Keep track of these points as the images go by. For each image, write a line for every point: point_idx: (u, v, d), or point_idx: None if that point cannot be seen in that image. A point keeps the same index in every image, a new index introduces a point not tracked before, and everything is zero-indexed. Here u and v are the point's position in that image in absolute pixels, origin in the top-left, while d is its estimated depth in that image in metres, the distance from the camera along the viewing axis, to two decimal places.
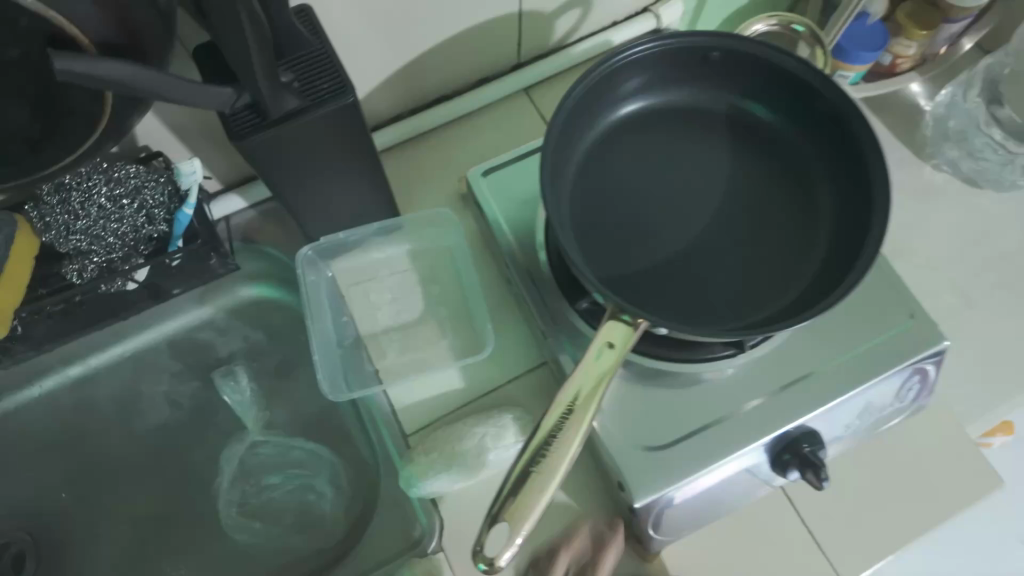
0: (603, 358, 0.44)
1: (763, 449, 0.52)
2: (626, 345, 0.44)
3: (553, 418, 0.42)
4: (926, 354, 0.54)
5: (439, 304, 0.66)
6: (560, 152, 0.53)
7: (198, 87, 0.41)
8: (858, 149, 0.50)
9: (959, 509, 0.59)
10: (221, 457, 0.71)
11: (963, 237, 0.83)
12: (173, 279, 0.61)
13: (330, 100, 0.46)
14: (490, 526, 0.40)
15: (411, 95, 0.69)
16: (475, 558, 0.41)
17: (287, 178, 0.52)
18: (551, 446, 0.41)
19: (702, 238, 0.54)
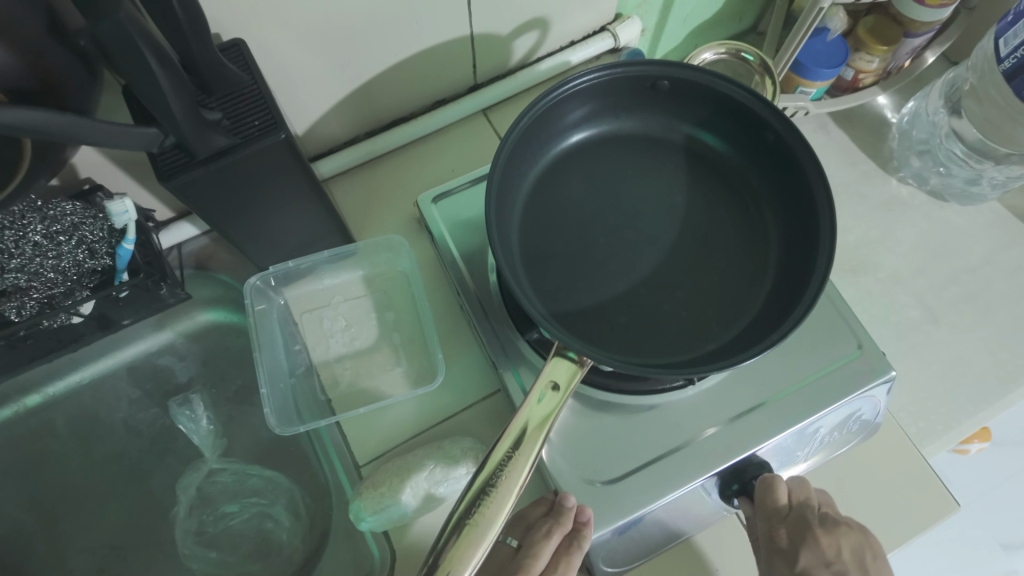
0: (547, 401, 0.44)
1: (713, 481, 0.52)
2: (569, 388, 0.45)
3: (499, 454, 0.43)
4: (876, 384, 0.53)
5: (393, 330, 0.65)
6: (508, 182, 0.53)
7: (119, 130, 0.41)
8: (802, 178, 0.50)
9: (915, 534, 0.58)
10: (178, 485, 0.70)
11: (928, 251, 0.83)
12: (122, 309, 0.61)
13: (262, 138, 0.45)
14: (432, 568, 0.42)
15: (366, 119, 0.69)
16: None
17: (226, 214, 0.51)
18: (493, 489, 0.42)
19: (651, 268, 0.53)
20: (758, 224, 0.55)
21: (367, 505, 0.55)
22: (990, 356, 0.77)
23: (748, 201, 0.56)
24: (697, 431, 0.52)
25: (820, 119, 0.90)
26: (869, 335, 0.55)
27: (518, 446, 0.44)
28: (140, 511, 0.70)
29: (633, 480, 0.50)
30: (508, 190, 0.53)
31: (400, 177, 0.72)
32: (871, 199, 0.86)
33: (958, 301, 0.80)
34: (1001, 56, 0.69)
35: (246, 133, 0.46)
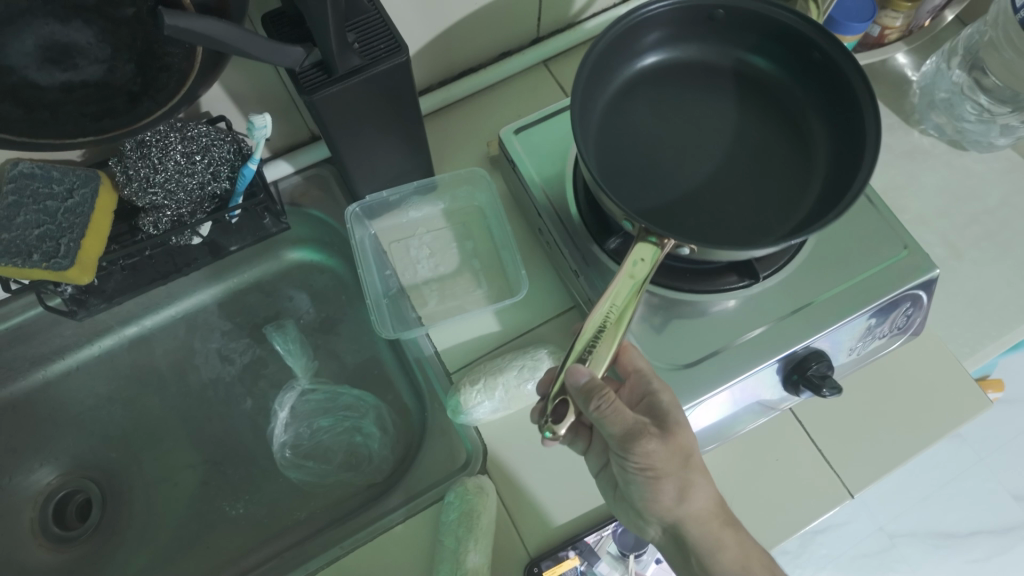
0: (635, 274, 0.50)
1: (775, 368, 0.58)
2: (654, 263, 0.50)
3: (588, 336, 0.49)
4: (919, 281, 0.59)
5: (473, 257, 0.71)
6: (586, 102, 0.59)
7: (273, 45, 0.47)
8: (850, 92, 0.56)
9: (952, 428, 0.64)
10: (271, 405, 0.76)
11: (950, 194, 0.89)
12: (231, 235, 0.68)
13: (389, 59, 0.51)
14: (554, 402, 0.48)
15: (441, 68, 0.75)
16: (541, 428, 0.48)
17: (343, 134, 0.57)
18: (593, 350, 0.49)
19: (714, 174, 0.60)
20: (807, 138, 0.61)
21: (462, 402, 0.61)
22: (1011, 287, 0.84)
23: (798, 119, 0.62)
24: (744, 330, 0.58)
25: None
26: (912, 239, 0.61)
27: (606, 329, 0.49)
28: (235, 431, 0.76)
29: (706, 365, 0.57)
30: (585, 109, 0.59)
31: (470, 121, 0.77)
32: (896, 148, 0.93)
33: (980, 239, 0.87)
34: (1018, 5, 0.76)
35: (373, 55, 0.52)
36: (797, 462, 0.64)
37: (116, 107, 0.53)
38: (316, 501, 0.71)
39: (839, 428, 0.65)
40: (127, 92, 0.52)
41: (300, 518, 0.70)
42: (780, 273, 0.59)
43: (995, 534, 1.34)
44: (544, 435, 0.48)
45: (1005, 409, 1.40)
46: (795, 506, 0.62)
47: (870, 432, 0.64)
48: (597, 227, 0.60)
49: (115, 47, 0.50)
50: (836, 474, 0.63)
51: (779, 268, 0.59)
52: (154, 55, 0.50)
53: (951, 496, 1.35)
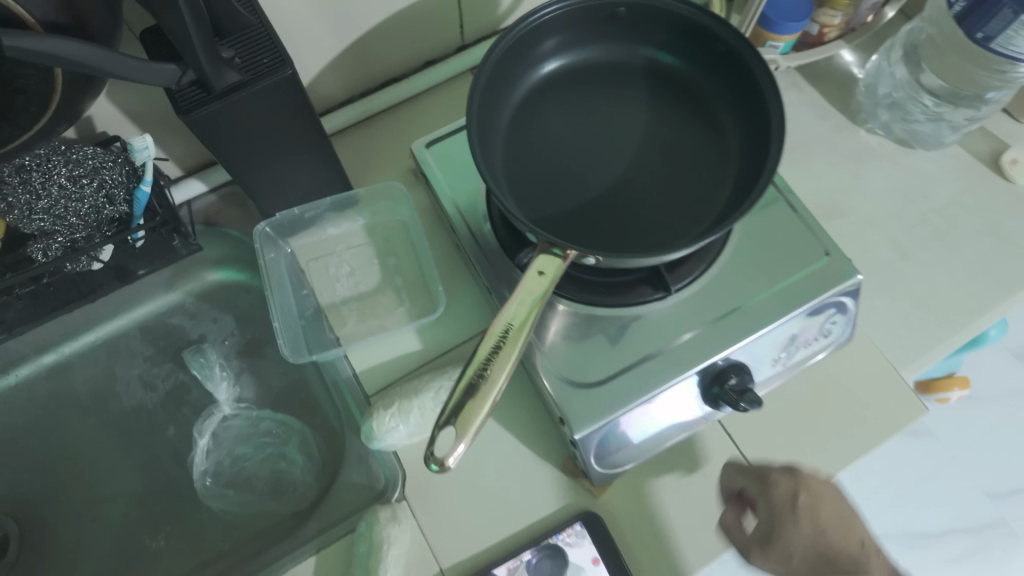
0: (537, 286, 0.47)
1: (694, 381, 0.55)
2: (556, 275, 0.47)
3: (486, 350, 0.44)
4: (843, 287, 0.57)
5: (395, 273, 0.69)
6: (488, 111, 0.57)
7: (143, 65, 0.45)
8: (758, 88, 0.54)
9: (888, 436, 0.62)
10: (193, 431, 0.74)
11: (898, 194, 0.88)
12: (139, 259, 0.65)
13: (271, 74, 0.49)
14: (438, 431, 0.41)
15: (360, 79, 0.73)
16: (427, 461, 0.41)
17: (237, 153, 0.55)
18: (491, 366, 0.43)
19: (624, 178, 0.58)
20: (722, 135, 0.59)
21: (375, 426, 0.59)
22: (959, 287, 0.82)
23: (713, 115, 0.59)
24: (662, 343, 0.56)
25: (790, 76, 0.95)
26: (835, 243, 0.59)
27: (508, 337, 0.44)
28: (156, 460, 0.73)
29: (620, 380, 0.54)
30: (489, 118, 0.57)
31: (394, 132, 0.75)
32: (842, 148, 0.91)
33: (927, 239, 0.85)
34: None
35: (256, 71, 0.50)
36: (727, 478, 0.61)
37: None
38: (240, 532, 0.68)
39: (770, 440, 0.62)
40: None
41: (222, 550, 0.68)
42: (695, 283, 0.58)
43: (969, 533, 1.33)
44: (430, 467, 0.41)
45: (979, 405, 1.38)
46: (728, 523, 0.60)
47: (803, 444, 0.62)
48: (510, 243, 0.59)
49: None
50: None
51: (696, 276, 0.58)
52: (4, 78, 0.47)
53: (923, 496, 1.33)
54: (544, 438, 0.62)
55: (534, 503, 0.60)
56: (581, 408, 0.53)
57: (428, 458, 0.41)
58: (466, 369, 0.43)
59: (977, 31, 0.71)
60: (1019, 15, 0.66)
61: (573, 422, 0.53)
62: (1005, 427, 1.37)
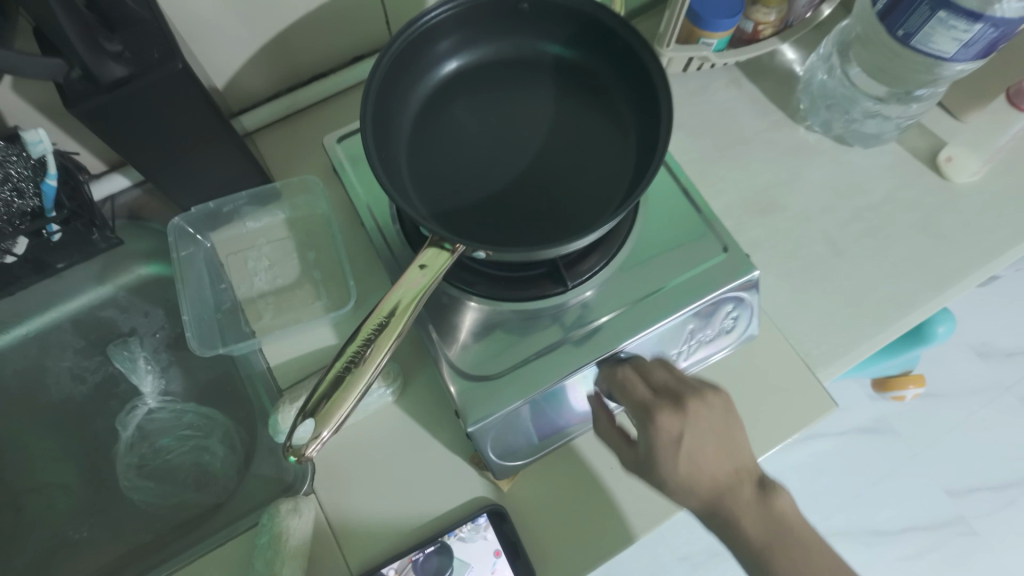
0: (418, 279, 0.47)
1: (590, 374, 0.56)
2: (438, 269, 0.48)
3: (355, 345, 0.44)
4: (742, 283, 0.57)
5: (314, 268, 0.69)
6: (388, 108, 0.58)
7: (22, 58, 0.46)
8: (650, 82, 0.54)
9: (794, 432, 0.63)
10: (119, 423, 0.74)
11: (834, 191, 0.88)
12: (57, 253, 0.66)
13: (159, 68, 0.50)
14: (301, 421, 0.42)
15: (286, 76, 0.74)
16: (287, 452, 0.41)
17: (136, 145, 0.55)
18: (361, 359, 0.43)
19: (525, 173, 0.58)
20: (623, 131, 0.59)
21: (280, 419, 0.60)
22: (889, 284, 0.82)
23: (615, 111, 0.60)
24: (558, 336, 0.57)
25: (731, 74, 0.96)
26: (734, 240, 0.59)
27: (382, 330, 0.45)
28: (83, 451, 0.74)
29: (515, 373, 0.55)
30: (389, 115, 0.58)
31: (320, 128, 0.76)
32: (780, 146, 0.91)
33: (862, 236, 0.86)
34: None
35: (145, 65, 0.50)
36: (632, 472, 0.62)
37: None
38: (160, 523, 0.69)
39: None
40: None
41: (143, 541, 0.68)
42: (595, 278, 0.57)
43: (928, 530, 1.31)
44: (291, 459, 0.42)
45: (942, 403, 1.37)
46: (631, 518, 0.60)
47: None
48: (413, 236, 0.59)
49: None
50: None
51: (598, 270, 0.57)
52: None
53: (883, 494, 1.32)
54: (453, 431, 0.62)
55: (441, 494, 0.60)
56: (474, 401, 0.54)
57: (290, 449, 0.42)
58: (336, 361, 0.44)
59: (898, 29, 0.70)
60: (936, 13, 0.65)
61: (468, 415, 0.53)
62: (969, 424, 1.36)
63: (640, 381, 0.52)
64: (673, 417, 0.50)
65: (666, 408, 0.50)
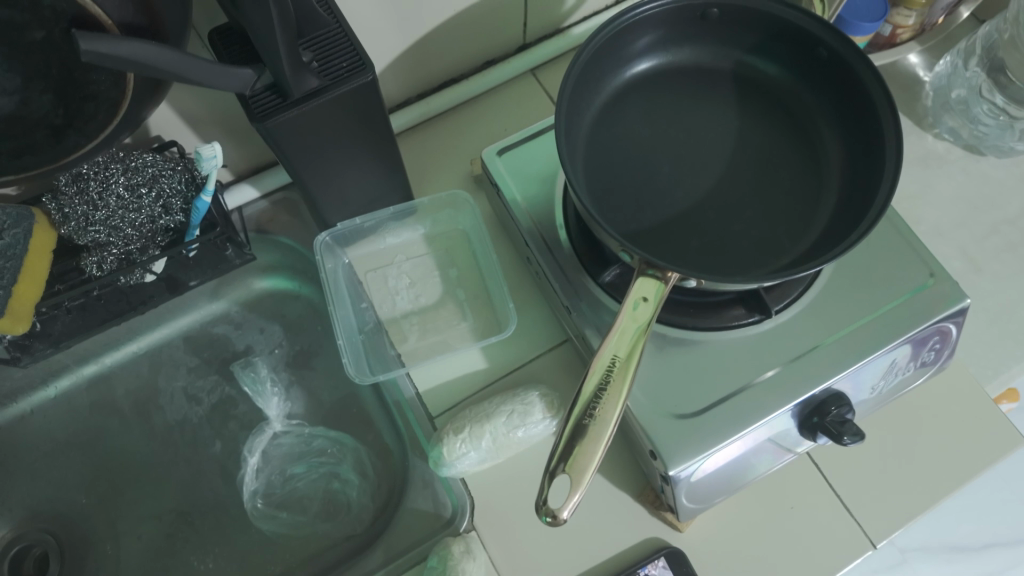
0: (640, 314, 0.43)
1: (791, 414, 0.52)
2: (659, 300, 0.44)
3: (594, 382, 0.41)
4: (949, 312, 0.53)
5: (458, 286, 0.65)
6: (571, 119, 0.53)
7: (219, 69, 0.42)
8: (865, 98, 0.50)
9: (983, 468, 0.59)
10: (242, 449, 0.70)
11: (967, 202, 0.79)
12: (190, 270, 0.62)
13: (350, 79, 0.46)
14: (549, 481, 0.38)
15: (417, 81, 0.69)
16: (539, 511, 0.39)
17: (302, 158, 0.51)
18: (600, 402, 0.40)
19: (716, 192, 0.54)
20: (818, 147, 0.55)
21: (445, 452, 0.56)
22: None
23: (806, 125, 0.56)
24: (753, 374, 0.52)
25: None
26: (939, 264, 0.55)
27: (615, 370, 0.41)
28: (202, 477, 0.70)
29: (714, 412, 0.51)
30: (571, 126, 0.53)
31: (451, 135, 0.71)
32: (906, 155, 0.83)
33: (999, 251, 0.77)
34: None
35: (335, 75, 0.46)
36: (812, 511, 0.58)
37: (36, 143, 0.47)
38: (294, 555, 0.65)
39: (863, 472, 0.59)
40: (48, 125, 0.46)
41: (275, 574, 0.64)
42: (793, 307, 0.54)
43: (1010, 547, 1.23)
44: (544, 520, 0.38)
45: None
46: (814, 562, 0.56)
47: (895, 476, 0.59)
48: (590, 260, 0.55)
49: (25, 77, 0.44)
50: (858, 524, 0.58)
51: (795, 298, 0.54)
52: (75, 83, 0.44)
53: (964, 508, 1.22)
54: (621, 464, 0.59)
55: (612, 535, 0.57)
56: (672, 440, 0.50)
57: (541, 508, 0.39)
58: (572, 406, 0.40)
59: None
60: None
61: (665, 456, 0.50)
62: None
63: None
64: None
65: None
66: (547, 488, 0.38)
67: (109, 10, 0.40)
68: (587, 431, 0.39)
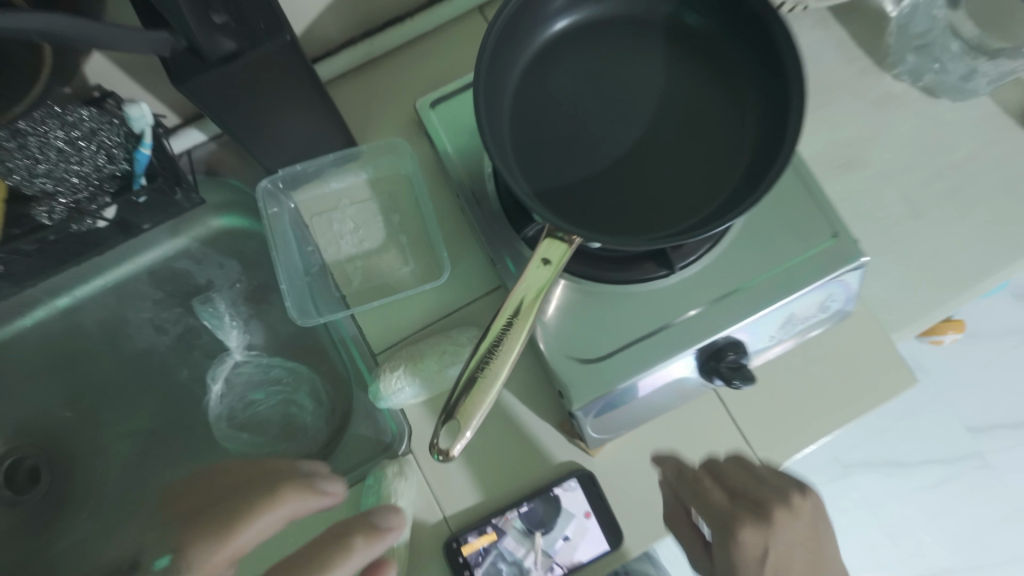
0: (541, 275, 0.47)
1: (691, 358, 0.56)
2: (561, 263, 0.47)
3: (500, 324, 0.46)
4: (847, 269, 0.57)
5: (400, 231, 0.69)
6: (495, 73, 0.55)
7: (132, 33, 0.43)
8: (780, 56, 0.52)
9: (875, 406, 0.65)
10: (206, 376, 0.76)
11: (920, 145, 0.76)
12: (142, 214, 0.65)
13: (267, 41, 0.47)
14: (443, 423, 0.45)
15: (356, 20, 0.68)
16: (431, 450, 0.46)
17: (233, 113, 0.53)
18: (495, 354, 0.45)
19: (637, 147, 0.56)
20: (739, 105, 0.57)
21: (382, 387, 0.61)
22: None
23: (730, 82, 0.58)
24: (662, 322, 0.56)
25: (817, 14, 0.81)
26: (844, 225, 0.58)
27: (518, 318, 0.46)
28: (172, 399, 0.77)
29: (619, 358, 0.55)
30: (495, 79, 0.55)
31: (395, 79, 0.72)
32: (865, 96, 0.78)
33: (940, 197, 0.74)
34: None
35: (253, 37, 0.48)
36: (716, 443, 0.64)
37: None
38: None
39: (766, 408, 0.65)
40: None
41: None
42: (700, 261, 0.58)
43: (946, 463, 1.26)
44: (435, 457, 0.46)
45: (985, 344, 1.27)
46: None
47: (794, 413, 0.65)
48: (515, 212, 0.58)
49: None
50: (757, 456, 0.64)
51: (702, 253, 0.58)
52: None
53: (911, 430, 1.26)
54: (545, 401, 0.64)
55: (535, 460, 0.63)
56: (580, 382, 0.55)
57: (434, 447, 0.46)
58: (470, 357, 0.46)
59: None
60: None
61: (573, 396, 0.55)
62: (1005, 363, 1.26)
63: (713, 484, 0.48)
64: (757, 530, 0.43)
65: (749, 521, 0.44)
66: (439, 431, 0.45)
67: None
68: (478, 384, 0.45)
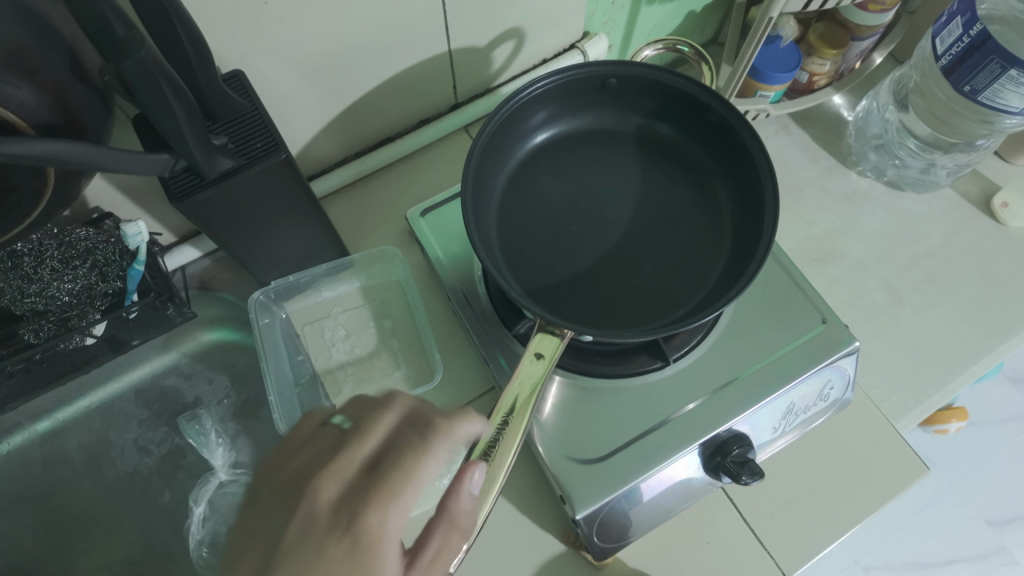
0: (533, 369, 0.47)
1: (696, 454, 0.55)
2: (554, 356, 0.47)
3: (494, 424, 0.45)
4: (840, 354, 0.58)
5: (391, 336, 0.69)
6: (482, 181, 0.58)
7: (138, 158, 0.44)
8: (749, 157, 0.55)
9: (890, 498, 0.62)
10: (188, 498, 0.73)
11: (892, 236, 0.78)
12: (132, 328, 0.66)
13: (265, 158, 0.50)
14: None
15: (350, 141, 0.72)
16: None
17: (229, 228, 0.55)
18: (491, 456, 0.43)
19: (620, 246, 0.58)
20: (713, 202, 0.60)
21: None
22: None
23: (703, 182, 0.61)
24: (660, 417, 0.55)
25: (779, 120, 0.86)
26: (830, 310, 0.60)
27: (513, 413, 0.46)
28: (151, 525, 0.72)
29: (619, 457, 0.54)
30: (481, 188, 0.58)
31: (387, 194, 0.75)
32: (834, 193, 0.81)
33: (920, 283, 0.75)
34: (939, 53, 0.67)
35: (251, 155, 0.50)
36: (723, 547, 0.61)
37: None
38: None
39: (771, 506, 0.62)
40: None
41: None
42: (692, 353, 0.58)
43: (972, 562, 1.18)
44: None
45: (976, 429, 1.23)
46: None
47: (801, 508, 0.62)
48: (508, 313, 0.58)
49: None
50: (771, 558, 0.60)
51: (695, 343, 0.59)
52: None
53: (925, 525, 1.19)
54: (546, 509, 0.61)
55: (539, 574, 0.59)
56: (581, 484, 0.53)
57: None
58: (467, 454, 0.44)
59: (965, 84, 0.64)
60: (1006, 70, 0.59)
61: (575, 501, 0.52)
62: (1006, 451, 1.22)
63: None
64: None
65: None
66: None
67: (25, 112, 0.41)
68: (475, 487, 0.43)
